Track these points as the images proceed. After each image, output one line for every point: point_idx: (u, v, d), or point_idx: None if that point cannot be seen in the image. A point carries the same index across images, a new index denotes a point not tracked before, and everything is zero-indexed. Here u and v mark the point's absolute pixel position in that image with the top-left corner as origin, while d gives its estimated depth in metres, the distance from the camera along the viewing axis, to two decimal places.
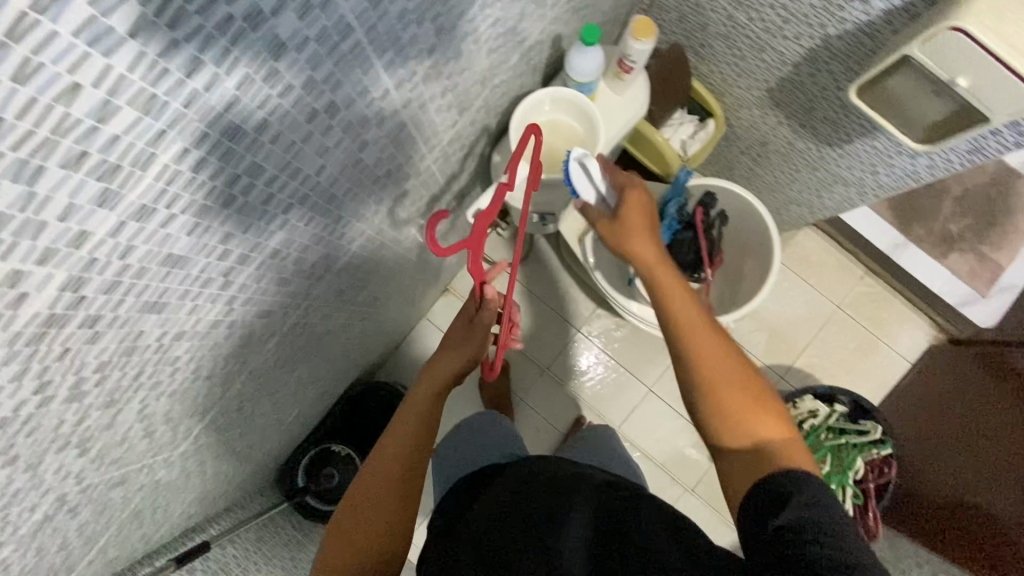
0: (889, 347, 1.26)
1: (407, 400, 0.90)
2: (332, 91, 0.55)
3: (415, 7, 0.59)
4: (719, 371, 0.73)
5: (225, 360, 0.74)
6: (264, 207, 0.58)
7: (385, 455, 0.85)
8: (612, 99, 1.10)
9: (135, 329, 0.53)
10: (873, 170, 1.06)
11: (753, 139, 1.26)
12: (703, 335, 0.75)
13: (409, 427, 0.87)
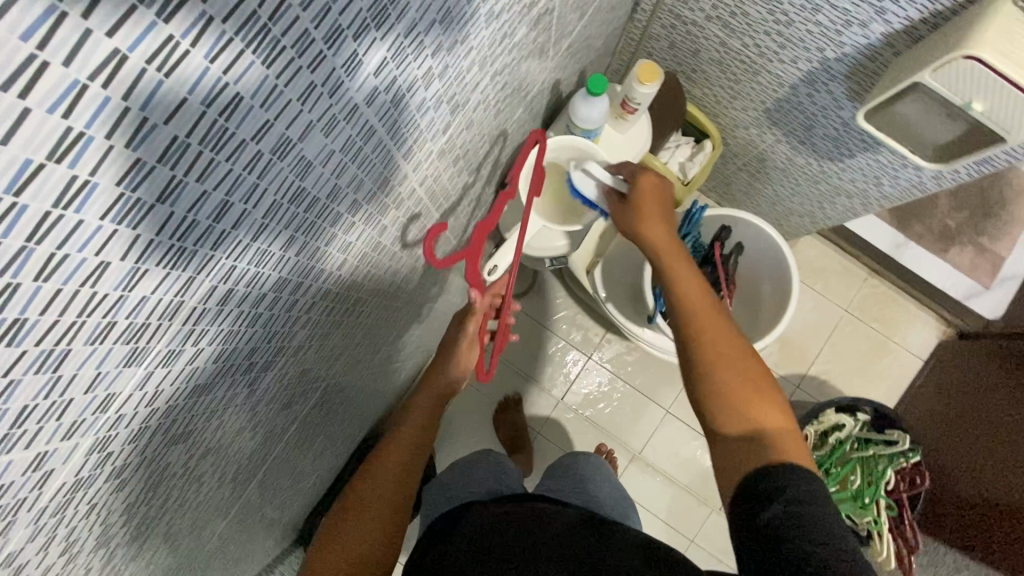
0: (899, 346, 1.36)
1: (380, 451, 0.68)
2: (353, 158, 0.37)
3: (415, 52, 0.37)
4: (755, 387, 0.61)
5: (215, 471, 0.51)
6: (259, 308, 0.39)
7: (364, 509, 0.63)
8: (616, 145, 0.85)
9: (164, 462, 0.40)
10: (876, 183, 0.94)
11: (749, 161, 1.14)
12: (738, 366, 0.61)
13: (390, 478, 0.66)
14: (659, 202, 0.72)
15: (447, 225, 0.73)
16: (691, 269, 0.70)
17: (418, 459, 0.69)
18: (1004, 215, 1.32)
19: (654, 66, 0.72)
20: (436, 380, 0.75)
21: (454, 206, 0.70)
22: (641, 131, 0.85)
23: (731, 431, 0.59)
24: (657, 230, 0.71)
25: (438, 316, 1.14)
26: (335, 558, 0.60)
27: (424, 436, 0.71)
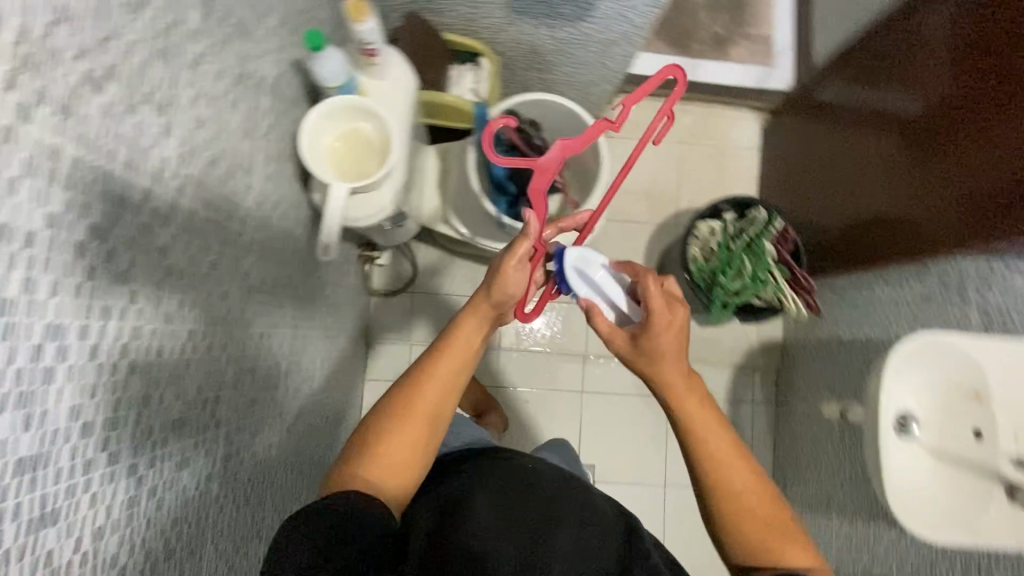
0: (735, 148, 1.52)
1: (426, 367, 0.72)
2: (52, 177, 0.38)
3: (48, 53, 0.37)
4: (768, 508, 0.70)
5: (137, 553, 0.49)
6: (48, 361, 0.38)
7: (411, 421, 0.69)
8: (383, 88, 0.84)
9: (41, 552, 0.39)
10: (624, 19, 1.03)
11: (527, 59, 1.21)
12: (758, 519, 0.69)
13: (434, 400, 0.70)
14: (674, 337, 0.73)
15: (269, 238, 0.74)
16: (693, 381, 0.74)
17: (455, 392, 0.73)
18: (754, 6, 1.48)
19: (358, 2, 0.71)
20: (482, 302, 0.76)
21: (261, 216, 0.71)
22: (399, 65, 0.85)
23: (732, 516, 0.69)
24: (661, 345, 0.72)
25: (341, 335, 1.14)
26: (371, 463, 0.66)
27: (468, 362, 0.74)
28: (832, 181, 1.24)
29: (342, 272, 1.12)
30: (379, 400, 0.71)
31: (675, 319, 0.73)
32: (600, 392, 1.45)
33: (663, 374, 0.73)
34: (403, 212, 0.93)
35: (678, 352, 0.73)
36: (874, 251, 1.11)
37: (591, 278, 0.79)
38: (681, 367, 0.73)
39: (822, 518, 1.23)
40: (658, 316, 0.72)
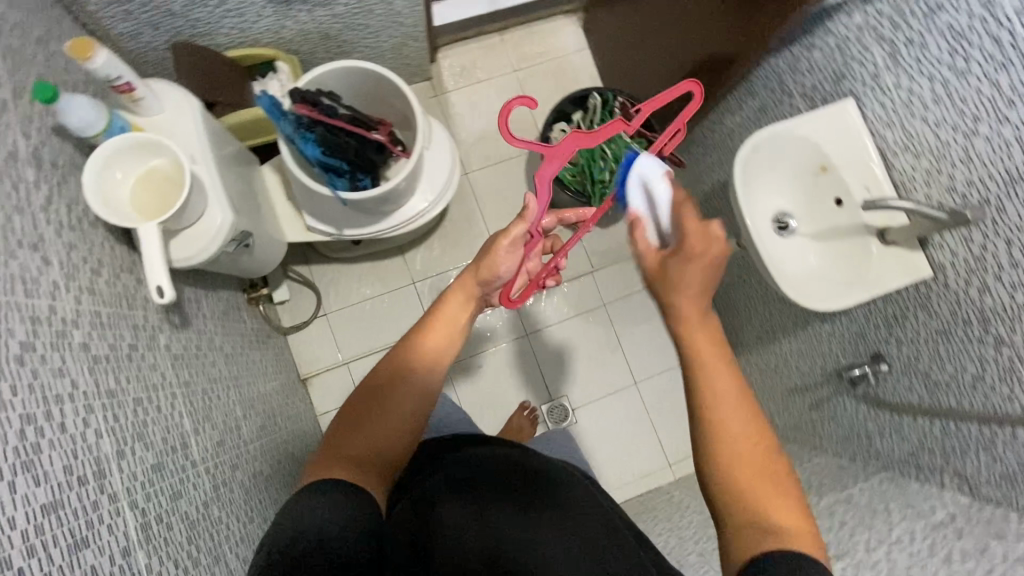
0: (567, 54, 1.54)
1: (411, 346, 0.68)
2: None
3: None
4: (771, 475, 0.57)
5: None
6: None
7: (396, 398, 0.64)
8: (168, 121, 0.83)
9: None
10: None
11: (322, 45, 1.19)
12: (757, 462, 0.57)
13: (422, 374, 0.66)
14: (700, 268, 0.59)
15: (101, 305, 0.70)
16: (709, 319, 0.61)
17: (443, 364, 0.69)
18: None
19: (78, 40, 0.69)
20: (466, 280, 0.73)
21: (78, 285, 0.67)
22: (175, 95, 0.83)
23: (721, 480, 0.57)
24: (686, 273, 0.59)
25: (261, 380, 1.11)
26: (352, 447, 0.61)
27: (454, 339, 0.71)
28: (655, 40, 1.23)
29: (233, 320, 1.09)
30: (362, 385, 0.66)
31: (714, 253, 0.58)
32: (541, 326, 1.46)
33: (673, 306, 0.61)
34: (243, 231, 0.91)
35: (706, 286, 0.60)
36: (708, 85, 1.11)
37: (641, 184, 0.68)
38: (700, 305, 0.60)
39: (773, 343, 1.30)
40: (695, 245, 0.58)
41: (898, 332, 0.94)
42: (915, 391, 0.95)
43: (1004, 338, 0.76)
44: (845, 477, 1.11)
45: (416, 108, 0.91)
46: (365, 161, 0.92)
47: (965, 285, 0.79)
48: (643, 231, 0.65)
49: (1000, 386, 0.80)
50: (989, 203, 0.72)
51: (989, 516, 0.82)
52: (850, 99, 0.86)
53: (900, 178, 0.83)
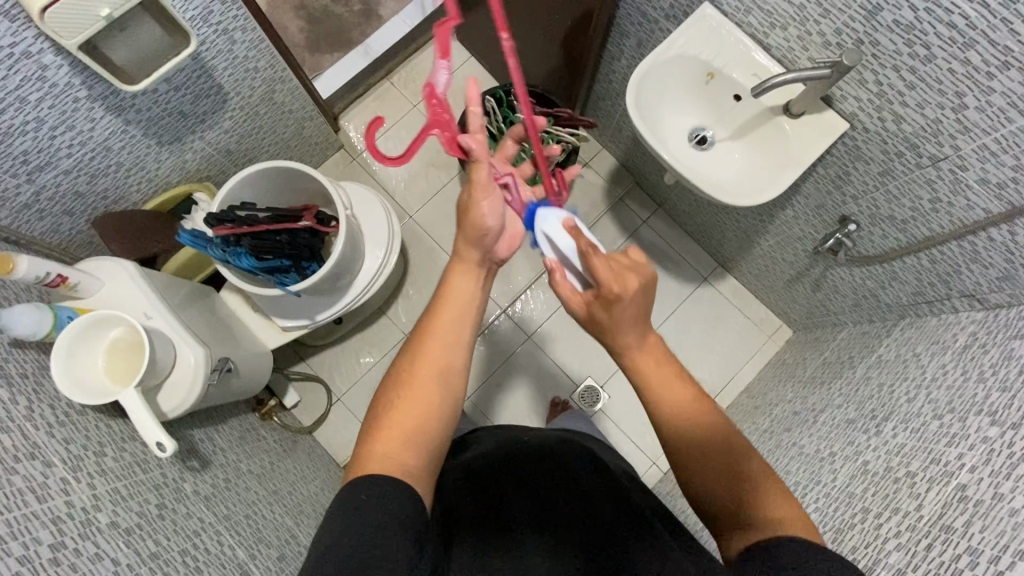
0: (455, 70, 1.58)
1: (428, 327, 0.68)
2: None
3: None
4: (750, 469, 0.60)
5: None
6: None
7: (421, 379, 0.65)
8: (112, 292, 0.86)
9: None
10: (249, 71, 1.08)
11: (229, 161, 1.24)
12: (715, 448, 0.61)
13: (440, 353, 0.67)
14: (627, 307, 0.63)
15: (116, 481, 0.73)
16: (647, 341, 0.65)
17: (462, 342, 0.69)
18: None
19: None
20: (463, 248, 0.72)
21: (87, 472, 0.70)
22: (109, 267, 0.87)
23: (696, 477, 0.61)
24: (617, 317, 0.63)
25: (301, 484, 1.13)
26: (391, 435, 0.61)
27: (468, 315, 0.70)
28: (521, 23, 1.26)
29: (253, 441, 1.11)
30: (394, 369, 0.67)
31: (630, 292, 0.62)
32: (539, 325, 1.48)
33: (610, 344, 0.66)
34: (223, 358, 0.94)
35: (637, 318, 0.64)
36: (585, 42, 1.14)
37: (545, 237, 0.70)
38: (631, 337, 0.64)
39: (752, 246, 1.31)
40: (609, 291, 0.62)
41: (850, 189, 0.94)
42: (890, 237, 0.95)
43: (937, 154, 0.77)
44: (870, 340, 1.11)
45: (329, 184, 0.94)
46: (304, 249, 0.95)
47: (881, 121, 0.80)
48: (563, 279, 0.68)
49: (956, 199, 0.80)
50: (863, 41, 0.73)
51: (1008, 319, 0.83)
52: (706, 3, 0.88)
53: (780, 54, 0.85)
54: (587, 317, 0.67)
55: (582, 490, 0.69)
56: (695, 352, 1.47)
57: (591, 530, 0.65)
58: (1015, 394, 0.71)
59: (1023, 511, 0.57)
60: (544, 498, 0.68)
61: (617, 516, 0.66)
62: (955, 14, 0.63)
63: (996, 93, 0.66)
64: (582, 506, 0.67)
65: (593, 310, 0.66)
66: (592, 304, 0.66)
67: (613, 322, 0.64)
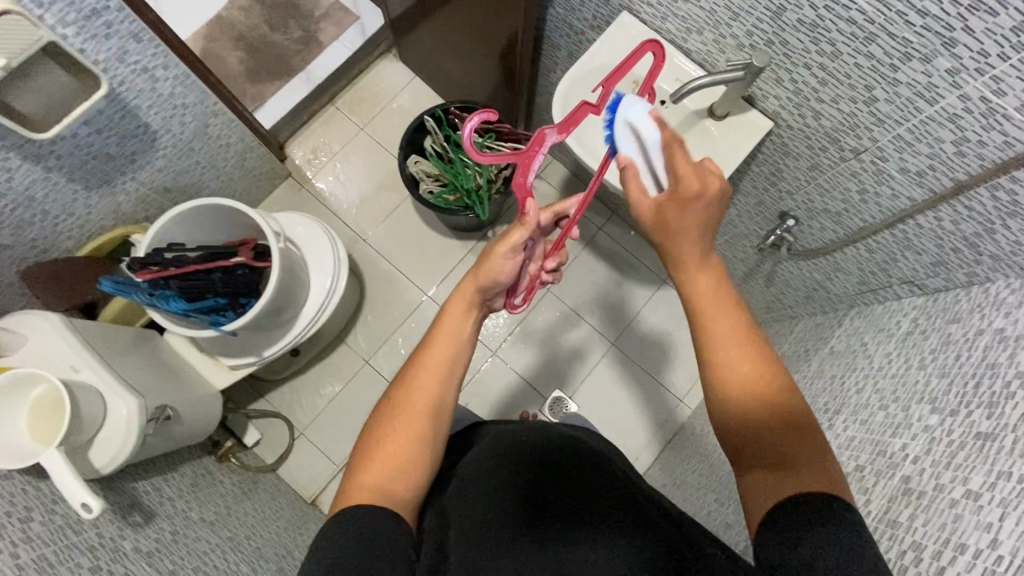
0: (400, 90, 1.57)
1: (421, 359, 0.67)
2: None
3: None
4: (803, 420, 0.56)
5: None
6: None
7: (414, 411, 0.63)
8: (35, 347, 0.83)
9: None
10: (178, 108, 1.06)
11: (168, 200, 1.21)
12: (768, 381, 0.57)
13: (432, 390, 0.65)
14: (699, 208, 0.59)
15: (44, 547, 0.69)
16: (711, 261, 0.61)
17: (455, 375, 0.67)
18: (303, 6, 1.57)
19: None
20: (465, 286, 0.70)
21: (10, 541, 0.66)
22: (31, 320, 0.84)
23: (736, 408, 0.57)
24: (686, 218, 0.60)
25: (261, 526, 1.09)
26: (378, 466, 0.60)
27: (461, 352, 0.68)
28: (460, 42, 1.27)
29: (207, 487, 1.08)
30: (380, 407, 0.65)
31: (709, 192, 0.59)
32: (502, 342, 1.46)
33: (671, 254, 0.61)
34: (162, 405, 0.91)
35: (705, 229, 0.60)
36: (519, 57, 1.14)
37: (627, 124, 0.65)
38: (699, 251, 0.60)
39: None
40: (688, 184, 0.59)
41: (784, 185, 0.95)
42: (828, 229, 0.96)
43: (858, 147, 0.78)
44: (823, 331, 1.11)
45: (263, 218, 0.92)
46: (241, 285, 0.92)
47: (802, 118, 0.80)
48: (637, 180, 0.63)
49: (884, 189, 0.80)
50: (773, 41, 0.74)
51: (945, 304, 0.84)
52: (624, 12, 0.88)
53: (700, 57, 0.85)
54: (652, 222, 0.62)
55: (566, 488, 0.65)
56: (660, 355, 1.46)
57: (577, 521, 0.62)
58: (952, 380, 0.71)
59: (962, 501, 0.57)
60: (526, 496, 0.64)
61: (604, 506, 0.62)
62: (852, 10, 0.63)
63: (902, 85, 0.66)
64: (563, 504, 0.64)
65: (661, 208, 0.61)
66: (668, 203, 0.60)
67: (680, 228, 0.60)
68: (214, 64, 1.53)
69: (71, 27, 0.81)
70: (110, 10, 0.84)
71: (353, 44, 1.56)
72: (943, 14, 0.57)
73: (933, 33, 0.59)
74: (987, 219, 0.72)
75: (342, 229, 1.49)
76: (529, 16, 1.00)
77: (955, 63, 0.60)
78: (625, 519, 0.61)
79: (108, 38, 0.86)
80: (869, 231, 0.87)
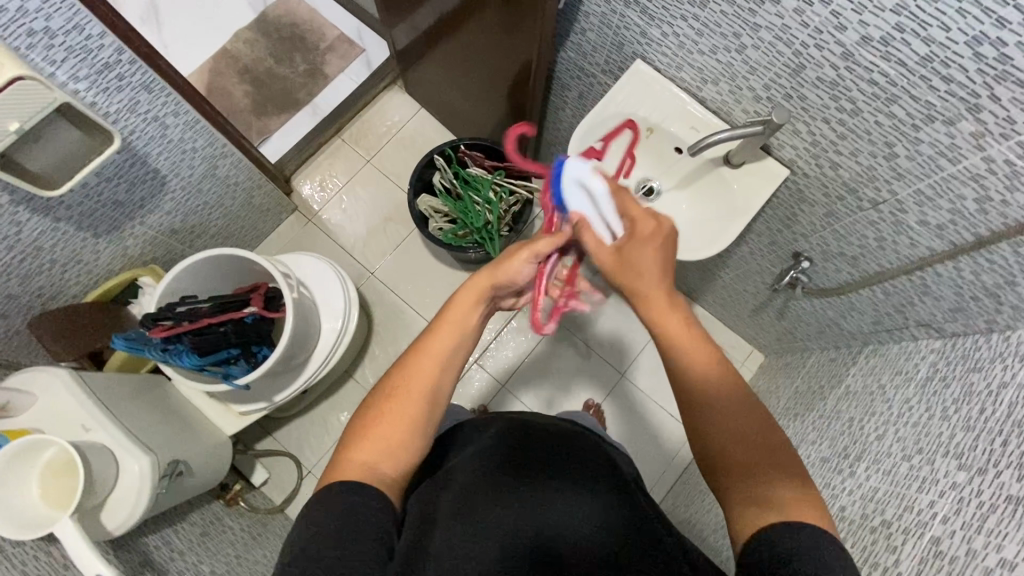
0: (405, 121, 1.57)
1: (425, 339, 0.66)
2: None
3: None
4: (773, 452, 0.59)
5: None
6: None
7: (410, 394, 0.63)
8: (46, 406, 0.81)
9: None
10: (187, 151, 1.04)
11: (176, 241, 1.20)
12: (738, 421, 0.60)
13: (430, 375, 0.64)
14: (653, 250, 0.64)
15: None
16: (675, 300, 0.64)
17: (454, 364, 0.66)
18: (308, 40, 1.58)
19: None
20: (479, 281, 0.67)
21: None
22: (41, 378, 0.82)
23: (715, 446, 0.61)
24: (642, 257, 0.64)
25: None
26: (370, 445, 0.60)
27: (465, 340, 0.67)
28: (469, 77, 1.26)
29: (216, 535, 1.05)
30: (377, 382, 0.65)
31: (658, 233, 0.64)
32: (511, 373, 1.43)
33: (638, 297, 0.64)
34: (173, 459, 0.89)
35: (662, 269, 0.64)
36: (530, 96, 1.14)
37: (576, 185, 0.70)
38: (663, 288, 0.64)
39: (715, 279, 1.31)
40: (643, 226, 0.64)
41: (799, 228, 0.95)
42: (843, 271, 0.95)
43: (876, 198, 0.77)
44: (838, 369, 1.10)
45: (275, 268, 0.91)
46: (254, 336, 0.91)
47: (819, 168, 0.80)
48: (593, 232, 0.66)
49: (903, 237, 0.80)
50: (791, 95, 0.73)
51: (964, 350, 0.82)
52: (638, 60, 0.88)
53: (715, 106, 0.85)
54: (614, 268, 0.65)
55: (555, 475, 0.65)
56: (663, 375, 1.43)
57: (564, 504, 0.61)
58: (978, 435, 0.70)
59: (999, 570, 0.56)
60: (513, 482, 0.64)
61: (590, 491, 0.63)
62: (874, 72, 0.63)
63: (924, 143, 0.66)
64: (552, 487, 0.63)
65: (621, 253, 0.64)
66: (624, 249, 0.64)
67: (642, 267, 0.63)
68: (219, 98, 1.52)
69: (83, 82, 0.80)
70: (121, 63, 0.83)
71: (359, 76, 1.56)
72: (969, 82, 0.57)
73: (958, 98, 0.59)
74: (1007, 271, 0.71)
75: (349, 262, 1.48)
76: (542, 59, 1.00)
77: (980, 127, 0.60)
78: (608, 509, 0.61)
79: (120, 90, 0.85)
80: (886, 276, 0.87)
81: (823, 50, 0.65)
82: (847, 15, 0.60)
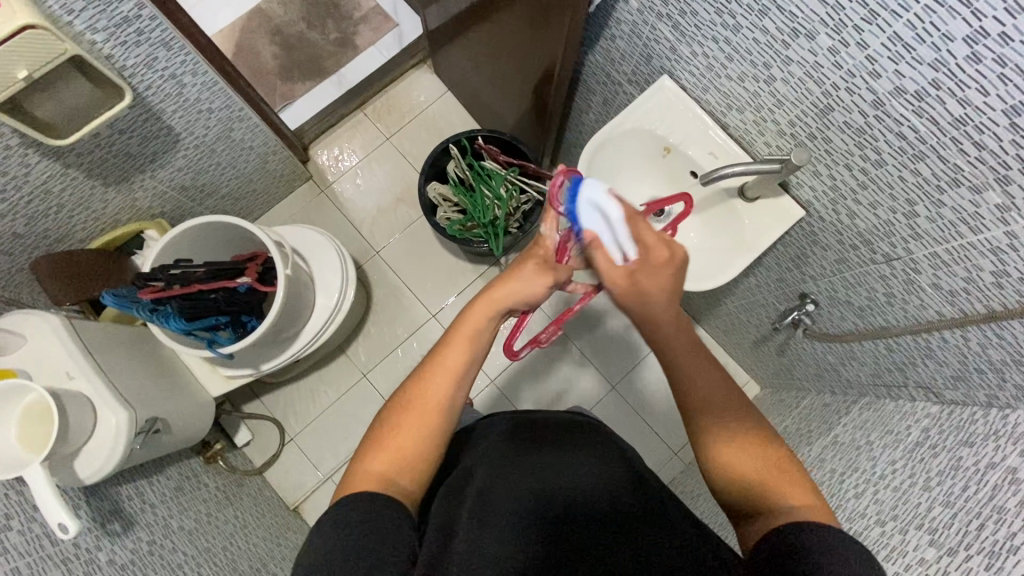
0: (430, 102, 1.54)
1: (440, 351, 0.65)
2: None
3: None
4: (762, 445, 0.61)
5: None
6: None
7: (427, 406, 0.63)
8: (33, 350, 0.83)
9: None
10: (202, 111, 1.04)
11: (185, 197, 1.20)
12: (731, 418, 0.62)
13: (447, 387, 0.64)
14: (667, 273, 0.60)
15: (19, 560, 0.67)
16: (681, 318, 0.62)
17: (470, 376, 0.66)
18: (343, 7, 1.55)
19: None
20: (499, 291, 0.65)
21: None
22: (32, 322, 0.84)
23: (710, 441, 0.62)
24: (653, 283, 0.60)
25: (241, 536, 1.09)
26: (381, 456, 0.60)
27: (481, 350, 0.66)
28: (496, 67, 1.23)
29: (190, 491, 1.07)
30: (391, 395, 0.65)
31: (673, 258, 0.59)
32: (503, 371, 1.42)
33: (645, 317, 0.62)
34: (154, 416, 0.92)
35: (672, 291, 0.61)
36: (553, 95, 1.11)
37: (589, 205, 0.60)
38: (670, 308, 0.61)
39: (719, 304, 1.28)
40: (656, 255, 0.59)
41: (809, 269, 0.91)
42: (848, 319, 0.92)
43: (891, 254, 0.74)
44: (829, 416, 1.07)
45: (269, 239, 0.91)
46: (246, 302, 0.92)
47: (836, 213, 0.76)
48: (605, 257, 0.59)
49: (913, 295, 0.76)
50: (815, 135, 0.70)
51: (960, 420, 0.77)
52: (664, 76, 0.85)
53: (737, 133, 0.82)
54: (625, 293, 0.60)
55: (561, 449, 0.67)
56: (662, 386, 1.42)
57: (568, 471, 0.63)
58: (957, 513, 0.66)
59: None
60: (522, 456, 0.66)
61: (594, 460, 0.65)
62: (903, 125, 0.60)
63: (946, 207, 0.62)
64: (558, 458, 0.66)
65: (633, 279, 0.59)
66: (633, 279, 0.59)
67: (647, 293, 0.60)
68: (248, 57, 1.52)
69: (101, 34, 0.79)
70: (141, 19, 0.82)
71: (388, 51, 1.53)
72: (1000, 151, 0.53)
73: (988, 167, 0.55)
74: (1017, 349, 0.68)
75: (355, 238, 1.47)
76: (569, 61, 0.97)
77: (1007, 201, 0.56)
78: (614, 479, 0.63)
79: (137, 45, 0.84)
80: (890, 333, 0.84)
81: (854, 95, 0.62)
82: (883, 62, 0.57)
